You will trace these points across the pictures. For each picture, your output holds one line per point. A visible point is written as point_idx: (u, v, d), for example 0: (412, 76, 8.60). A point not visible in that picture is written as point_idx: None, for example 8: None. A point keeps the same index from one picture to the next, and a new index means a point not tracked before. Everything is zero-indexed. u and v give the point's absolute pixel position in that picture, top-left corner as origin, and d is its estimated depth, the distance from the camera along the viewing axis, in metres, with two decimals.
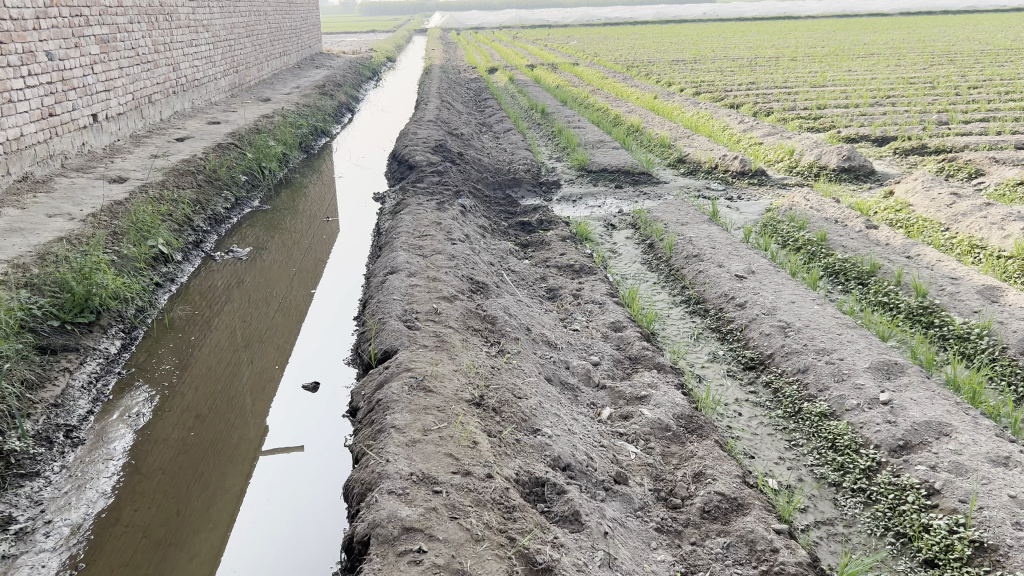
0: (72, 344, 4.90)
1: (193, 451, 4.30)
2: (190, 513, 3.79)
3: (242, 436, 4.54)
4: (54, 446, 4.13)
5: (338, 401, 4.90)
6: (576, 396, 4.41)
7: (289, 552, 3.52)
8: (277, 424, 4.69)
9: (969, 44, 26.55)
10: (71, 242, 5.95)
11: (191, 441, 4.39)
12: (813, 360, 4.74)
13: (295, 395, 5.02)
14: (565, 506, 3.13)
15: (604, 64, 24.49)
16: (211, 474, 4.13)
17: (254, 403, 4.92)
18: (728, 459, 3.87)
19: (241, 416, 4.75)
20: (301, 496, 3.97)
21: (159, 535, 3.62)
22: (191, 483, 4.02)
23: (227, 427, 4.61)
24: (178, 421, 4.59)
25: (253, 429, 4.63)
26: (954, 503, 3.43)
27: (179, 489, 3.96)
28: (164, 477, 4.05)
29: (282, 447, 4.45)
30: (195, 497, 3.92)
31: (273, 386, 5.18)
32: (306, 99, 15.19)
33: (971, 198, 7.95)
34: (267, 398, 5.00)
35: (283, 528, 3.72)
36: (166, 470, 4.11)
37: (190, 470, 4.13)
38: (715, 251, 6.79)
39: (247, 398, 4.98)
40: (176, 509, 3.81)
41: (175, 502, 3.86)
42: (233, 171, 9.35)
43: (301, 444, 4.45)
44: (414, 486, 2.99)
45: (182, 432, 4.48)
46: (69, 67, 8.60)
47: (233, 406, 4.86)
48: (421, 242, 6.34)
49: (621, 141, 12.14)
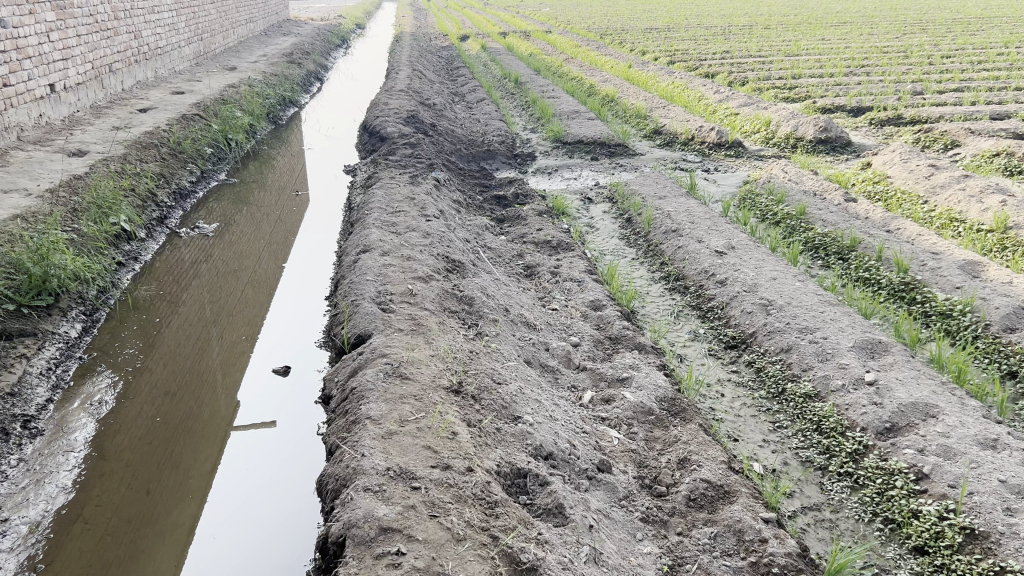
0: (30, 329, 4.69)
1: (163, 428, 4.18)
2: (161, 491, 3.70)
3: (213, 413, 4.43)
4: (11, 438, 3.92)
5: (300, 380, 4.75)
6: (556, 378, 4.29)
7: (242, 539, 3.42)
8: (249, 400, 4.58)
9: (940, 13, 26.50)
10: (27, 220, 5.71)
11: (162, 418, 4.27)
12: (797, 339, 4.66)
13: (269, 370, 4.90)
14: (547, 499, 3.01)
15: (576, 32, 24.15)
16: (182, 451, 4.02)
17: (224, 379, 4.80)
18: (712, 444, 3.78)
19: (212, 392, 4.64)
20: (288, 475, 3.83)
21: (129, 516, 3.52)
22: (162, 461, 3.91)
23: (197, 402, 4.49)
24: (147, 399, 4.45)
25: (225, 405, 4.51)
26: (944, 488, 3.36)
27: (151, 468, 3.85)
28: (133, 457, 3.93)
29: (256, 423, 4.36)
30: (164, 475, 3.81)
31: (243, 362, 5.04)
32: (273, 68, 14.79)
33: (949, 169, 7.89)
34: (239, 374, 4.88)
35: (274, 507, 3.60)
36: (135, 450, 3.99)
37: (160, 447, 4.02)
38: (694, 226, 6.67)
39: (217, 374, 4.85)
40: (147, 488, 3.71)
41: (146, 482, 3.75)
42: (198, 143, 9.07)
43: (274, 420, 4.36)
44: (390, 482, 2.86)
45: (152, 410, 4.35)
46: (24, 34, 8.25)
47: (204, 383, 4.73)
48: (395, 219, 6.15)
49: (596, 111, 11.96)
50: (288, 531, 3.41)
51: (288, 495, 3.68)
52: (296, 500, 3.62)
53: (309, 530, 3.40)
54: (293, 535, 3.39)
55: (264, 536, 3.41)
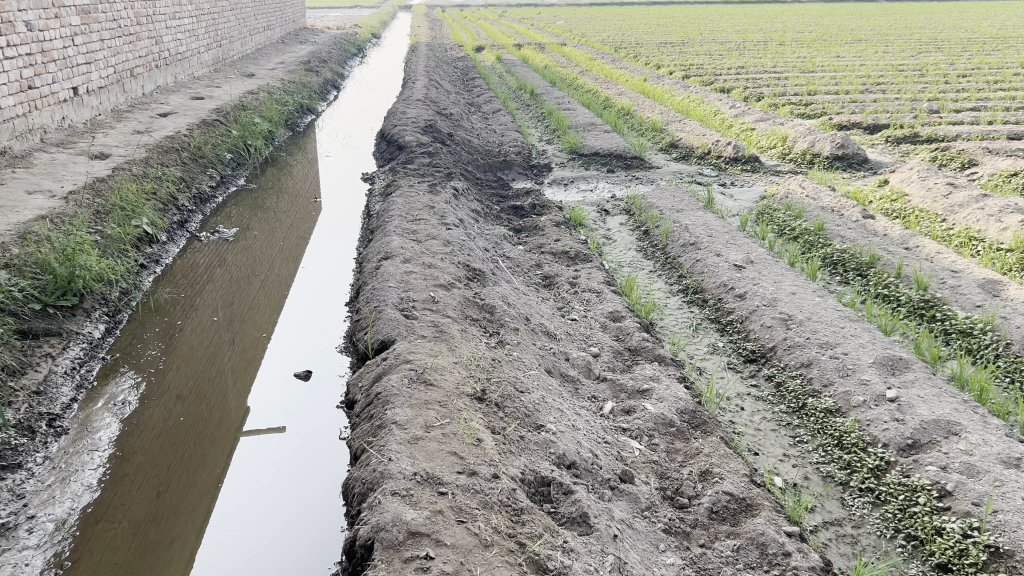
0: (55, 328, 4.72)
1: (175, 431, 4.21)
2: (172, 494, 3.73)
3: (223, 417, 4.47)
4: (37, 436, 3.96)
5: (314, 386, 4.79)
6: (576, 388, 4.30)
7: None
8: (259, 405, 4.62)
9: (954, 32, 26.47)
10: (53, 221, 5.76)
11: (173, 422, 4.30)
12: (817, 354, 4.66)
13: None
14: (572, 507, 3.02)
15: (591, 44, 24.21)
16: (193, 454, 4.06)
17: (235, 383, 4.85)
18: (734, 457, 3.79)
19: (222, 397, 4.67)
20: None
21: (140, 517, 3.54)
22: (173, 464, 3.94)
23: (208, 407, 4.53)
24: (160, 401, 4.48)
25: (234, 411, 4.55)
26: (967, 506, 3.35)
27: (163, 470, 3.88)
28: (145, 459, 3.96)
29: (265, 428, 4.40)
30: (176, 478, 3.84)
31: (254, 367, 5.09)
32: (292, 75, 14.90)
33: (967, 188, 7.87)
34: (250, 379, 4.93)
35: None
36: (147, 451, 4.02)
37: (172, 450, 4.05)
38: (712, 240, 6.68)
39: (229, 378, 4.90)
40: (157, 490, 3.73)
41: (156, 483, 3.78)
42: (218, 149, 9.14)
43: (283, 426, 4.40)
44: (418, 487, 2.87)
45: (164, 413, 4.37)
46: (49, 38, 8.34)
47: (216, 386, 4.76)
48: (415, 227, 6.19)
49: (612, 124, 11.99)
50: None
51: None
52: None
53: None
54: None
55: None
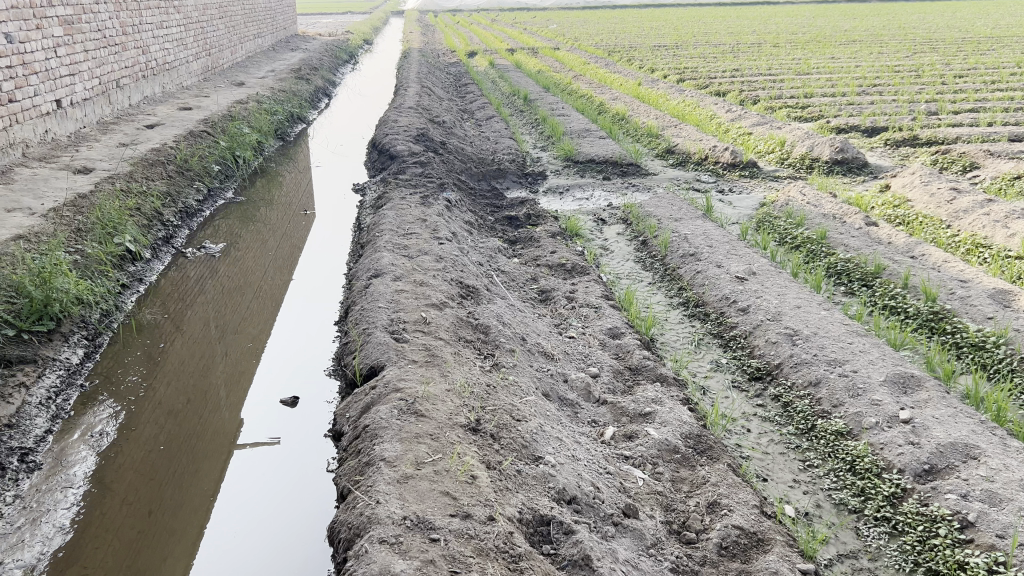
0: (29, 355, 4.53)
1: (165, 448, 4.11)
2: (163, 512, 3.63)
3: (215, 430, 4.35)
4: (7, 473, 3.75)
5: (308, 398, 4.63)
6: (575, 413, 4.11)
7: (245, 563, 3.31)
8: (251, 418, 4.49)
9: (950, 32, 26.24)
10: (30, 241, 5.56)
11: (164, 438, 4.19)
12: (826, 372, 4.47)
13: (274, 386, 4.80)
14: (573, 549, 2.82)
15: (584, 48, 24.07)
16: (186, 469, 3.97)
17: (228, 395, 4.72)
18: (743, 486, 3.60)
19: (215, 409, 4.55)
20: (294, 493, 3.74)
21: (129, 539, 3.44)
22: (164, 480, 3.85)
23: (200, 420, 4.42)
24: (151, 418, 4.39)
25: (227, 423, 4.43)
26: (992, 539, 3.16)
27: (152, 489, 3.79)
28: (135, 477, 3.87)
29: (258, 441, 4.26)
30: (167, 496, 3.74)
31: (249, 377, 4.96)
32: (282, 84, 14.71)
33: (971, 194, 7.69)
34: (244, 390, 4.80)
35: (255, 524, 3.55)
36: (136, 470, 3.92)
37: (162, 467, 3.96)
38: (712, 250, 6.49)
39: (222, 390, 4.78)
40: (149, 509, 3.64)
41: (147, 502, 3.69)
42: (205, 161, 8.93)
43: (277, 437, 4.26)
44: (407, 533, 2.68)
45: (154, 430, 4.27)
46: (30, 49, 8.13)
47: (207, 399, 4.65)
48: (406, 242, 5.99)
49: (607, 130, 11.80)
50: (268, 554, 3.34)
51: (290, 515, 3.58)
52: (300, 522, 3.52)
53: (308, 550, 3.32)
54: (279, 555, 3.33)
55: (251, 555, 3.35)
